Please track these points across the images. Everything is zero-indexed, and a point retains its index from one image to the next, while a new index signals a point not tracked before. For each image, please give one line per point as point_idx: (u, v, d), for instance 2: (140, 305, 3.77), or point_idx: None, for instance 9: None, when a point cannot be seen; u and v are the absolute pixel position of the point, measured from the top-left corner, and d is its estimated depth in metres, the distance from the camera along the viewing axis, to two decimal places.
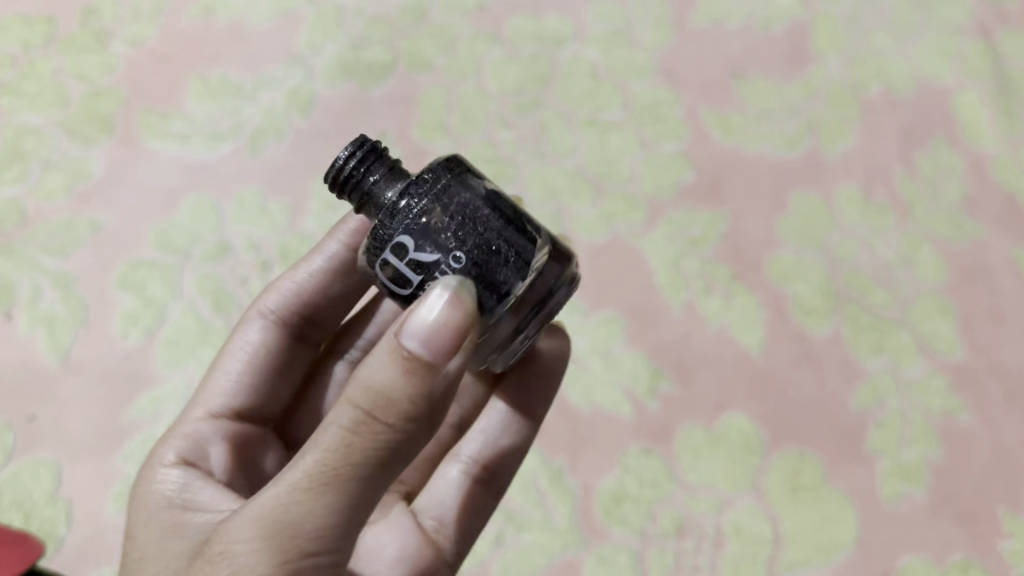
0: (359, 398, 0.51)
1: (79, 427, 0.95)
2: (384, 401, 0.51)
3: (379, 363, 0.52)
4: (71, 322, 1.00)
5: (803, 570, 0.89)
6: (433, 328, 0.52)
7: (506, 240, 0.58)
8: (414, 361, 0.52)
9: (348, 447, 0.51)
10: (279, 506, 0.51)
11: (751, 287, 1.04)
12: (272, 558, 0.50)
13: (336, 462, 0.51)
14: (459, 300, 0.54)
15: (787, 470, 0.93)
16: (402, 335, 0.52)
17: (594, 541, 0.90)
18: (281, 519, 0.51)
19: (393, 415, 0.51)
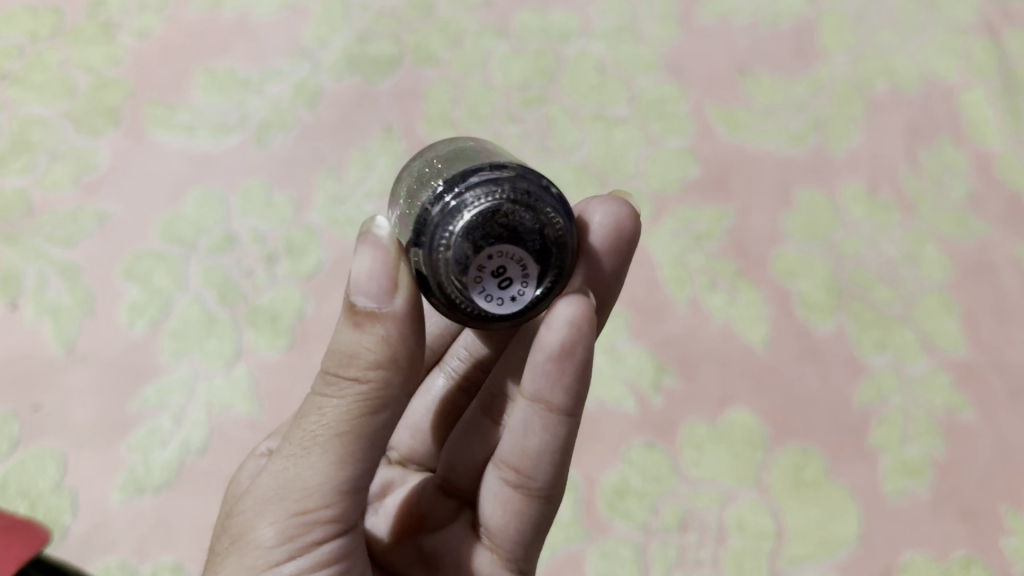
0: (331, 364, 0.57)
1: (85, 416, 0.95)
2: (346, 359, 0.56)
3: (342, 330, 0.57)
4: (76, 311, 1.00)
5: (805, 565, 0.89)
6: (366, 278, 0.57)
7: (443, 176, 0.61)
8: (364, 317, 0.56)
9: (325, 411, 0.57)
10: (277, 473, 0.58)
11: (756, 283, 1.04)
12: (273, 518, 0.57)
13: (316, 427, 0.57)
14: (378, 242, 0.58)
15: (790, 465, 0.94)
16: (351, 293, 0.58)
17: (597, 534, 0.90)
18: (277, 483, 0.58)
19: (356, 370, 0.56)
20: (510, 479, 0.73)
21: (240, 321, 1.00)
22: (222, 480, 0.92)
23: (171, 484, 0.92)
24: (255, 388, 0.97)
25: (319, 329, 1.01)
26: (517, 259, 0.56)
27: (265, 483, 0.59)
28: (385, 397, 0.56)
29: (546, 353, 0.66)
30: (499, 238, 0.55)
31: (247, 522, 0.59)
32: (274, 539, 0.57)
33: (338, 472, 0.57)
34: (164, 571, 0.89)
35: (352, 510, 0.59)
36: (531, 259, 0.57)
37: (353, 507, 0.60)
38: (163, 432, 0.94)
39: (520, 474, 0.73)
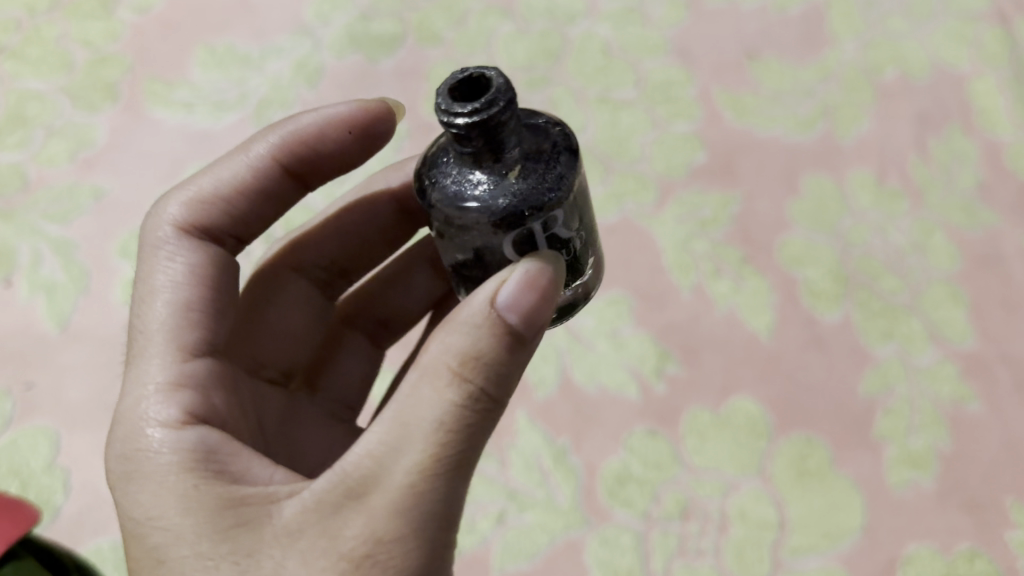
0: (466, 370, 0.53)
1: (78, 395, 0.93)
2: (493, 376, 0.54)
3: (480, 336, 0.54)
4: (71, 289, 0.99)
5: (807, 555, 0.87)
6: (527, 291, 0.54)
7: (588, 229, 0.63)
8: (513, 332, 0.54)
9: (467, 424, 0.53)
10: (403, 489, 0.51)
11: (761, 270, 1.03)
12: (408, 537, 0.51)
13: (454, 438, 0.52)
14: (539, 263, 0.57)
15: (793, 455, 0.92)
16: (492, 305, 0.54)
17: (596, 521, 0.88)
18: (421, 501, 0.52)
19: (497, 383, 0.54)
20: None
21: None
22: None
23: None
24: None
25: None
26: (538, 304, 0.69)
27: (384, 495, 0.52)
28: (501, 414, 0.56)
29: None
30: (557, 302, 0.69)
31: (365, 541, 0.51)
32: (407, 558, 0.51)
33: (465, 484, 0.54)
34: None
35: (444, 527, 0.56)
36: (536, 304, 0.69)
37: None
38: None
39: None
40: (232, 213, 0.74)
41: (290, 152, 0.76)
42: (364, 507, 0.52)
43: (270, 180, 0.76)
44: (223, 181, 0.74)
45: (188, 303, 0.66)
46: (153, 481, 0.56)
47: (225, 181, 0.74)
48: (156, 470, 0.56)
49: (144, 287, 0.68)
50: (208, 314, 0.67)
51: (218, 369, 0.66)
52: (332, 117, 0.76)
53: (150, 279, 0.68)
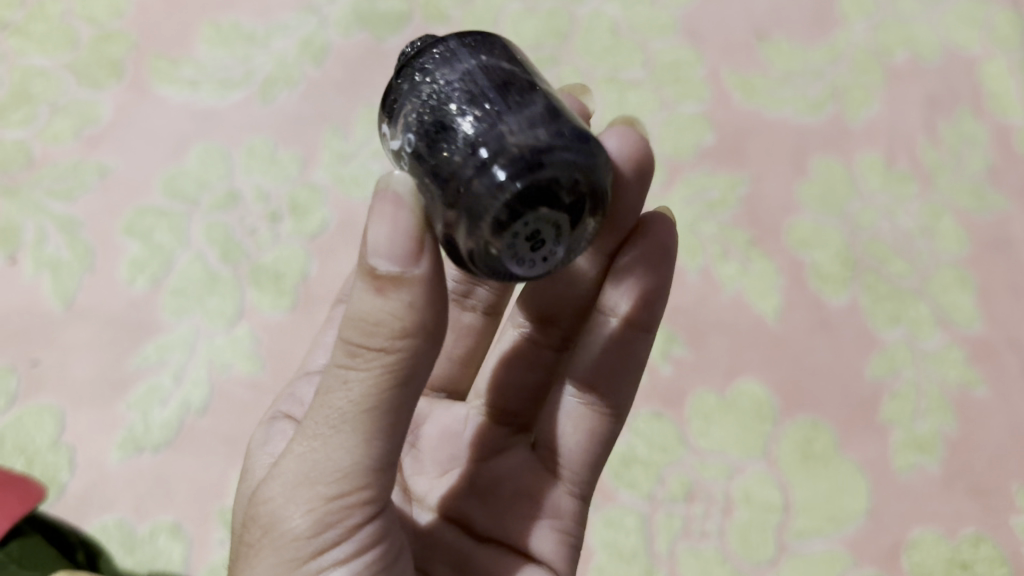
0: (345, 331, 0.48)
1: (82, 372, 0.92)
2: (367, 329, 0.47)
3: (358, 291, 0.48)
4: (76, 267, 0.98)
5: (813, 538, 0.87)
6: (394, 233, 0.47)
7: (465, 113, 0.50)
8: (386, 282, 0.47)
9: (348, 388, 0.48)
10: (300, 458, 0.50)
11: (769, 253, 1.02)
12: (306, 504, 0.49)
13: (339, 403, 0.48)
14: (397, 196, 0.48)
15: (800, 438, 0.91)
16: (366, 254, 0.48)
17: (601, 502, 0.86)
18: (303, 464, 0.49)
19: (379, 341, 0.47)
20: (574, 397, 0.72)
21: (242, 280, 0.97)
22: (221, 439, 0.89)
23: (170, 443, 0.88)
24: (257, 347, 0.93)
25: (323, 290, 0.98)
26: (554, 222, 0.50)
27: (288, 465, 0.50)
28: (413, 369, 0.48)
29: (635, 283, 0.68)
30: (541, 203, 0.48)
31: (274, 507, 0.50)
32: (305, 523, 0.49)
33: (371, 447, 0.49)
34: (162, 532, 0.84)
35: (385, 482, 0.51)
36: (567, 220, 0.50)
37: (387, 479, 0.51)
38: (164, 390, 0.91)
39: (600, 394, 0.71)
40: None
41: None
42: (275, 467, 0.52)
43: None
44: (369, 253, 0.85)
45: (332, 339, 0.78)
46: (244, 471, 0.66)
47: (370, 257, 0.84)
48: (250, 461, 0.66)
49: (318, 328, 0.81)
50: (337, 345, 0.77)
51: None
52: None
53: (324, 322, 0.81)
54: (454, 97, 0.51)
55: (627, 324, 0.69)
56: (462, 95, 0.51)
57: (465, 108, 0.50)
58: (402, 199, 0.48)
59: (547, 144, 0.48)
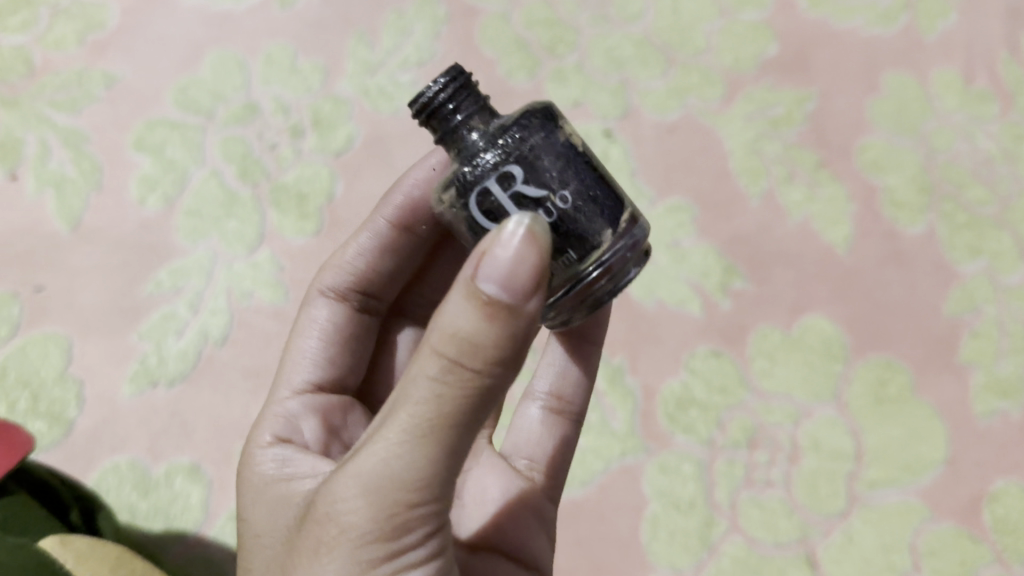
0: (442, 342, 0.40)
1: (91, 299, 0.85)
2: (471, 342, 0.39)
3: (458, 303, 0.40)
4: (82, 185, 0.90)
5: (886, 489, 0.79)
6: (512, 268, 0.39)
7: (604, 185, 0.49)
8: (500, 306, 0.39)
9: (440, 400, 0.40)
10: (376, 465, 0.41)
11: (838, 176, 0.93)
12: (381, 511, 0.41)
13: (430, 412, 0.40)
14: (525, 230, 0.41)
15: (872, 380, 0.83)
16: (477, 279, 0.40)
17: (655, 447, 0.79)
18: (381, 473, 0.40)
19: (481, 361, 0.39)
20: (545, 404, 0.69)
21: (262, 201, 0.89)
22: (243, 373, 0.81)
23: (186, 377, 0.81)
24: (280, 274, 0.86)
25: (350, 214, 0.89)
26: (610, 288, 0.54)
27: (362, 468, 0.41)
28: (504, 390, 0.41)
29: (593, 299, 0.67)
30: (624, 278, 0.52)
31: (344, 509, 0.41)
32: (382, 532, 0.41)
33: (456, 460, 0.41)
34: (179, 474, 0.77)
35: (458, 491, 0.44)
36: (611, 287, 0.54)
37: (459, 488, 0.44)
38: (179, 319, 0.83)
39: (564, 403, 0.69)
40: (367, 282, 0.67)
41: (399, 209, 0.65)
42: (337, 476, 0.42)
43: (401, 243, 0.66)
44: (354, 250, 0.67)
45: (311, 350, 0.64)
46: (251, 494, 0.52)
47: (353, 253, 0.66)
48: (256, 484, 0.52)
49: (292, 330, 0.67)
50: (321, 361, 0.64)
51: (326, 404, 0.62)
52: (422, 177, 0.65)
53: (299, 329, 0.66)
54: (587, 162, 0.49)
55: (582, 336, 0.68)
56: (593, 161, 0.50)
57: (603, 180, 0.49)
58: (525, 237, 0.40)
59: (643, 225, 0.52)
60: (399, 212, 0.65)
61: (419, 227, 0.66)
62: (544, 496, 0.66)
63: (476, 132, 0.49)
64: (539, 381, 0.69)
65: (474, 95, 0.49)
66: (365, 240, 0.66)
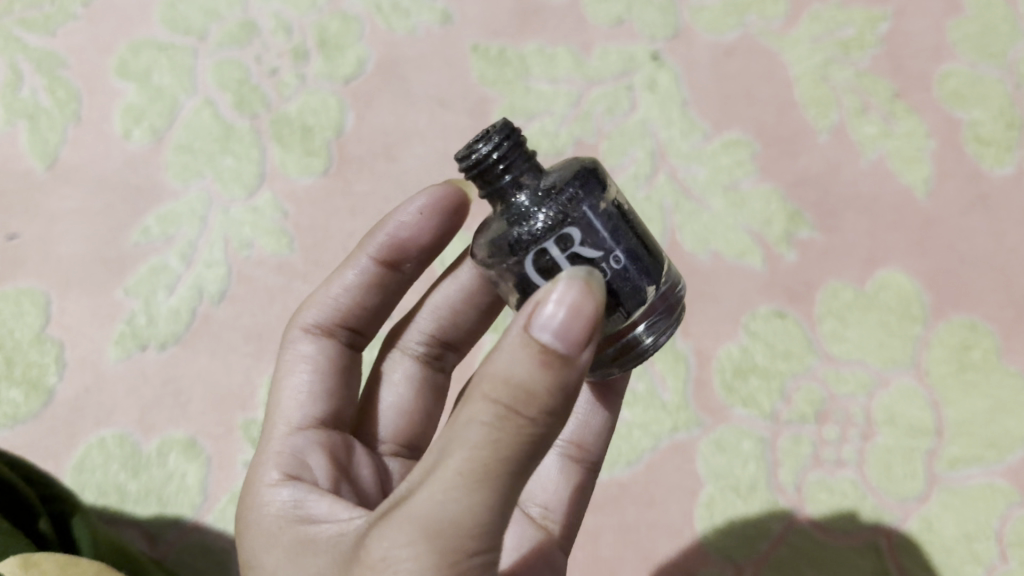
0: (499, 390, 0.33)
1: (70, 249, 0.75)
2: (532, 388, 0.33)
3: (510, 349, 0.33)
4: (58, 116, 0.79)
5: (968, 469, 0.69)
6: (571, 316, 0.33)
7: (650, 244, 0.42)
8: (557, 352, 0.33)
9: (494, 447, 0.32)
10: (430, 513, 0.32)
11: (917, 108, 0.81)
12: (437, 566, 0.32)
13: (484, 462, 0.32)
14: (586, 284, 0.35)
15: (954, 343, 0.73)
16: (531, 328, 0.33)
17: (711, 421, 0.71)
18: (438, 524, 0.32)
19: (538, 408, 0.33)
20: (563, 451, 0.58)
21: (262, 135, 0.78)
22: (245, 333, 0.72)
23: (180, 338, 0.72)
24: (284, 221, 0.75)
25: (361, 150, 0.79)
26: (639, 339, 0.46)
27: (402, 521, 0.33)
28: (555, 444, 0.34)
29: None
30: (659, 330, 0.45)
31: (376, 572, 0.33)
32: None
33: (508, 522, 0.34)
34: (175, 449, 0.68)
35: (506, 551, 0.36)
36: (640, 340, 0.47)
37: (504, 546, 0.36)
38: (171, 273, 0.73)
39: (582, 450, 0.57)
40: (353, 317, 0.56)
41: (382, 244, 0.55)
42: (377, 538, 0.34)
43: (389, 279, 0.56)
44: (337, 287, 0.55)
45: (303, 383, 0.51)
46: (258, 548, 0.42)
47: (336, 290, 0.55)
48: (264, 537, 0.42)
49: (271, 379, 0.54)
50: (318, 394, 0.51)
51: (330, 439, 0.49)
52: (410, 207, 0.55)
53: (280, 372, 0.53)
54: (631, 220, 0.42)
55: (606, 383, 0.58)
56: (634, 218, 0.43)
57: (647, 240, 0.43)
58: (578, 283, 0.34)
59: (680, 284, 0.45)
60: (387, 244, 0.55)
61: (406, 263, 0.56)
62: (558, 548, 0.54)
63: (525, 194, 0.41)
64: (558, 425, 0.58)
65: (524, 152, 0.41)
66: (350, 276, 0.55)
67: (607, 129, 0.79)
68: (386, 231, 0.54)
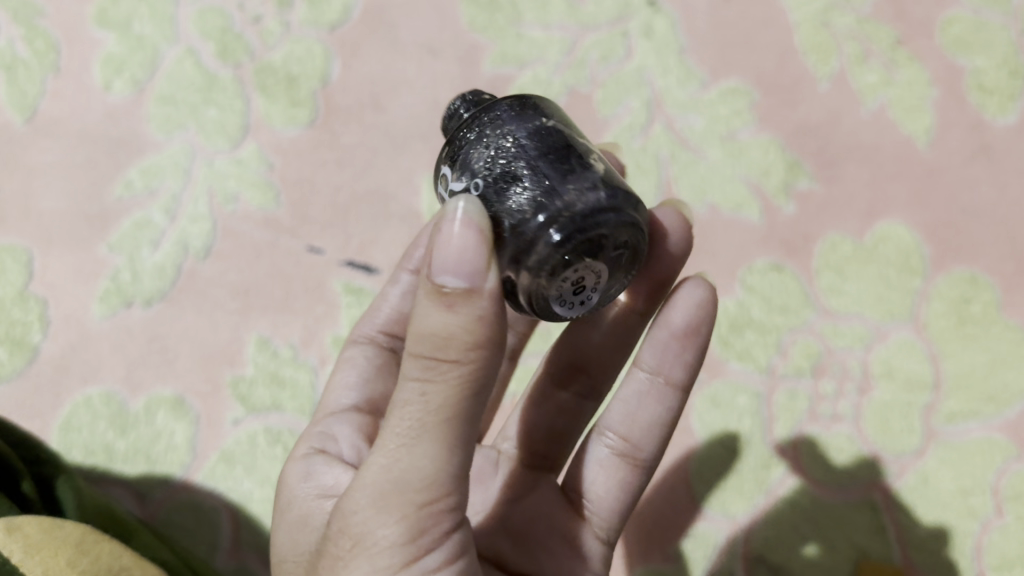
0: (420, 347, 0.34)
1: (52, 205, 0.73)
2: (443, 338, 0.34)
3: (421, 302, 0.34)
4: (36, 67, 0.77)
5: (966, 423, 0.68)
6: (445, 255, 0.34)
7: (528, 169, 0.38)
8: (454, 296, 0.34)
9: (423, 400, 0.34)
10: (380, 469, 0.35)
11: (920, 54, 0.78)
12: (390, 515, 0.35)
13: (416, 415, 0.34)
14: (465, 217, 0.35)
15: (953, 297, 0.71)
16: (429, 271, 0.34)
17: (707, 376, 0.70)
18: (385, 479, 0.35)
19: (457, 349, 0.33)
20: (615, 447, 0.53)
21: (246, 85, 0.76)
22: (232, 290, 0.71)
23: (166, 295, 0.70)
24: (269, 173, 0.74)
25: (349, 101, 0.77)
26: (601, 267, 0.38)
27: (357, 486, 0.36)
28: (493, 379, 0.35)
29: (671, 331, 0.51)
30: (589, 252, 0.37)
31: (342, 538, 0.36)
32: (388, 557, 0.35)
33: (463, 460, 0.35)
34: (162, 407, 0.68)
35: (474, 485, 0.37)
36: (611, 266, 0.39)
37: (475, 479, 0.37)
38: (154, 228, 0.72)
39: (627, 444, 0.53)
40: (402, 316, 0.56)
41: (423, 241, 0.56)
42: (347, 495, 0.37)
43: None
44: (388, 307, 0.56)
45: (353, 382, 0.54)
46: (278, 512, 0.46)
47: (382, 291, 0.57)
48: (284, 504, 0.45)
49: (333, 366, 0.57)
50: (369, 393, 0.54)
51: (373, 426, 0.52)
52: None
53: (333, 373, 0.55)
54: (514, 153, 0.39)
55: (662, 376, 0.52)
56: (527, 147, 0.39)
57: (530, 168, 0.38)
58: (468, 220, 0.35)
59: (605, 204, 0.37)
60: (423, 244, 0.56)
61: None
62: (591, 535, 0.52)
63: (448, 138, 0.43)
64: (610, 414, 0.53)
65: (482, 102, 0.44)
66: (395, 295, 0.56)
67: (602, 78, 0.77)
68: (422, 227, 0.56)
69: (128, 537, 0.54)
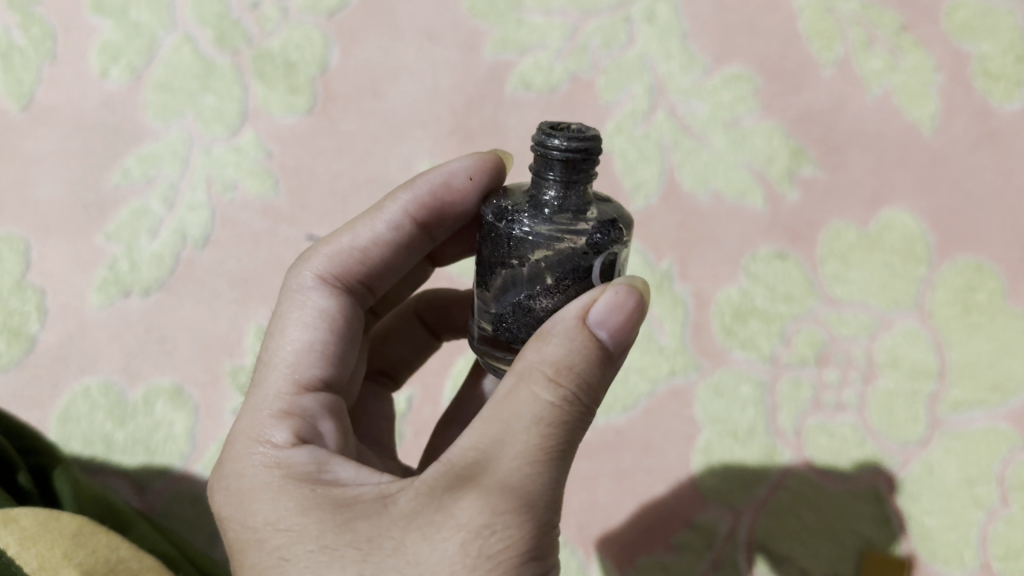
0: (565, 376, 0.36)
1: (49, 194, 0.73)
2: (593, 375, 0.37)
3: (566, 336, 0.37)
4: (32, 54, 0.76)
5: (970, 413, 0.67)
6: (615, 311, 0.37)
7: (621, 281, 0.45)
8: (606, 345, 0.37)
9: (568, 424, 0.36)
10: (527, 479, 0.34)
11: (927, 38, 0.77)
12: (530, 527, 0.35)
13: (563, 436, 0.35)
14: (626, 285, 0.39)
15: (959, 285, 0.71)
16: (577, 318, 0.37)
17: (710, 365, 0.69)
18: (528, 492, 0.34)
19: (592, 395, 0.37)
20: None
21: (244, 71, 0.75)
22: (230, 278, 0.70)
23: (164, 284, 0.70)
24: (267, 162, 0.73)
25: (347, 87, 0.76)
26: None
27: (488, 491, 0.34)
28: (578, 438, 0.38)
29: None
30: None
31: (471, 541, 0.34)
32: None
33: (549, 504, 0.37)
34: (161, 397, 0.67)
35: None
36: None
37: None
38: (152, 216, 0.71)
39: None
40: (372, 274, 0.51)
41: (422, 204, 0.51)
42: (462, 504, 0.34)
43: (412, 245, 0.52)
44: (366, 237, 0.51)
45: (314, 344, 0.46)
46: (276, 506, 0.37)
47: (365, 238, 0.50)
48: (286, 496, 0.38)
49: (273, 317, 0.47)
50: (327, 356, 0.46)
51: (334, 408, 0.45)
52: (449, 171, 0.51)
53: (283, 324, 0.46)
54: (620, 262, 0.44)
55: None
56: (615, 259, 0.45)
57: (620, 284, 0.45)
58: (628, 287, 0.39)
59: None
60: (421, 207, 0.51)
61: (439, 230, 0.52)
62: None
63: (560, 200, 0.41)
64: None
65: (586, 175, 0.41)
66: (381, 227, 0.51)
67: (605, 64, 0.76)
68: (424, 186, 0.51)
69: (126, 528, 0.53)
